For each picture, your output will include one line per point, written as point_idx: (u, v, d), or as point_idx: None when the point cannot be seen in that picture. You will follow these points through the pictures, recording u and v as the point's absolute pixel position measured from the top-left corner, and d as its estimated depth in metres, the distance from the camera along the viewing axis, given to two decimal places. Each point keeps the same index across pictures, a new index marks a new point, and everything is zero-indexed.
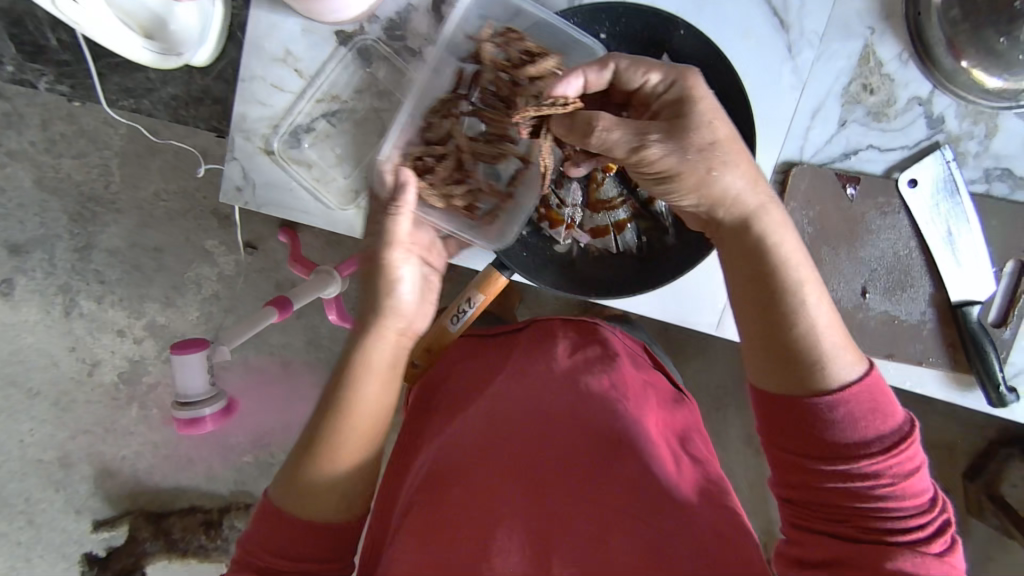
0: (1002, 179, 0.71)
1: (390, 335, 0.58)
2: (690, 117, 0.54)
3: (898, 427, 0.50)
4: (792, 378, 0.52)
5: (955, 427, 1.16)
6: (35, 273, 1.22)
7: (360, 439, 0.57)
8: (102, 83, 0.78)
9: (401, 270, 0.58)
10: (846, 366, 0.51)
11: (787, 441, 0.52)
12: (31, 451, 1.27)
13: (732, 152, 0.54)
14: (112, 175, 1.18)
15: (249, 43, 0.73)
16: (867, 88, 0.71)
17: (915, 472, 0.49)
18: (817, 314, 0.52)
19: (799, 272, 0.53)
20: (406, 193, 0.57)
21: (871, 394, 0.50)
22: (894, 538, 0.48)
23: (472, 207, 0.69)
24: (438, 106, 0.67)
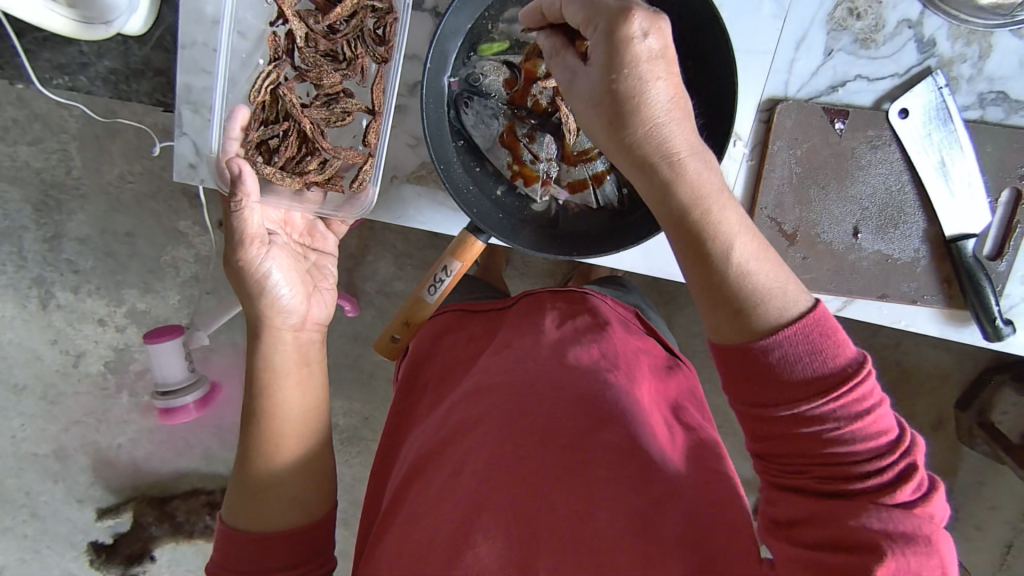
0: (997, 103, 0.68)
1: (285, 334, 0.60)
2: (621, 53, 0.43)
3: (844, 365, 0.44)
4: (723, 328, 0.47)
5: (952, 358, 1.15)
6: (5, 267, 1.17)
7: (287, 439, 0.59)
8: (31, 62, 0.72)
9: (264, 265, 0.57)
10: (782, 307, 0.46)
11: (737, 385, 0.47)
12: (26, 446, 1.25)
13: (671, 82, 0.44)
14: (72, 159, 1.11)
15: (185, 5, 0.67)
16: (853, 13, 0.66)
17: (872, 409, 0.44)
18: (746, 257, 0.46)
19: (732, 212, 0.46)
20: (244, 182, 0.52)
21: (810, 333, 0.45)
22: (855, 484, 0.43)
23: (335, 178, 0.65)
24: (260, 81, 0.62)
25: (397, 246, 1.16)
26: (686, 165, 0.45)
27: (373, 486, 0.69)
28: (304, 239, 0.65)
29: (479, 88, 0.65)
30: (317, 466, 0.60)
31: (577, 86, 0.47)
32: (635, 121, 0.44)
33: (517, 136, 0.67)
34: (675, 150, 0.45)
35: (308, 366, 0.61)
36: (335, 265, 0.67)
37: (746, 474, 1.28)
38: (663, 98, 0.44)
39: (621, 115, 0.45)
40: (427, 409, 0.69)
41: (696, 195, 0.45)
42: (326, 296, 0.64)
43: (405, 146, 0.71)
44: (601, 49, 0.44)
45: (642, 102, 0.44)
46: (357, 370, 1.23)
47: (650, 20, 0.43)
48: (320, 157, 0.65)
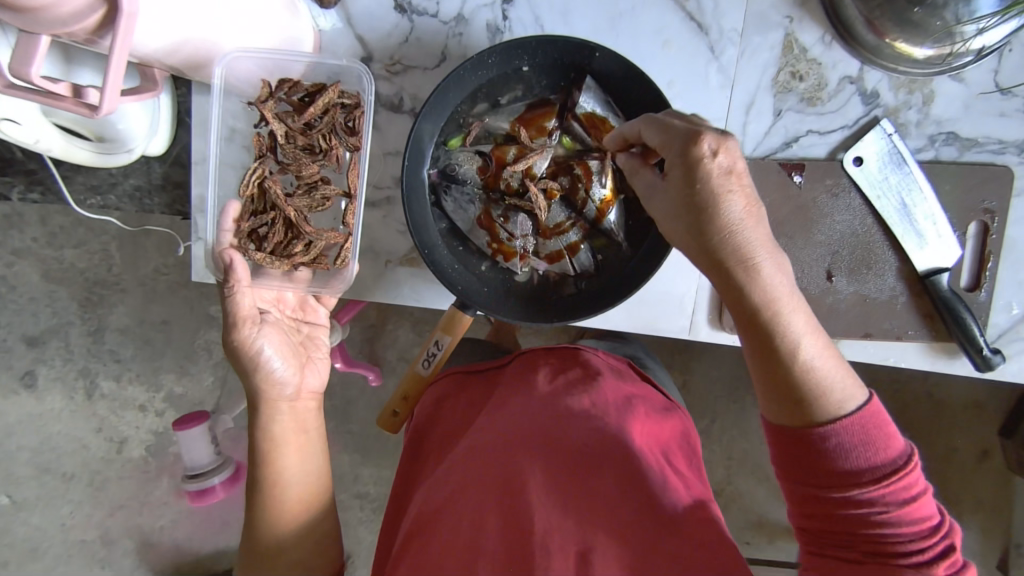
0: (948, 143, 0.71)
1: (282, 406, 0.64)
2: (700, 173, 0.49)
3: (894, 457, 0.50)
4: (788, 414, 0.53)
5: (980, 386, 1.13)
6: (53, 362, 1.26)
7: (290, 504, 0.64)
8: (68, 186, 0.82)
9: (258, 346, 0.61)
10: (841, 399, 0.52)
11: (794, 469, 0.54)
12: (74, 532, 1.31)
13: (746, 196, 0.50)
14: (113, 258, 1.22)
15: (197, 128, 0.76)
16: (796, 76, 0.71)
17: (918, 494, 0.50)
18: (813, 353, 0.52)
19: (801, 312, 0.51)
20: (235, 270, 0.59)
21: (865, 426, 0.51)
22: (899, 558, 0.49)
23: (320, 258, 0.70)
24: (248, 177, 0.68)
25: (413, 314, 1.22)
26: (763, 270, 0.50)
27: (380, 549, 0.72)
28: (296, 314, 0.71)
29: (456, 177, 0.72)
30: (319, 528, 0.65)
31: (657, 202, 0.53)
32: (715, 233, 0.50)
33: (493, 218, 0.72)
34: (753, 257, 0.50)
35: (306, 433, 0.66)
36: (327, 335, 0.72)
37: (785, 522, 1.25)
38: (737, 209, 0.49)
39: (703, 227, 0.50)
40: (430, 469, 0.72)
41: (770, 300, 0.50)
42: (321, 366, 0.69)
43: (396, 232, 0.77)
44: (679, 167, 0.50)
45: (721, 214, 0.49)
46: (383, 439, 1.27)
47: (720, 143, 0.49)
48: (305, 241, 0.69)
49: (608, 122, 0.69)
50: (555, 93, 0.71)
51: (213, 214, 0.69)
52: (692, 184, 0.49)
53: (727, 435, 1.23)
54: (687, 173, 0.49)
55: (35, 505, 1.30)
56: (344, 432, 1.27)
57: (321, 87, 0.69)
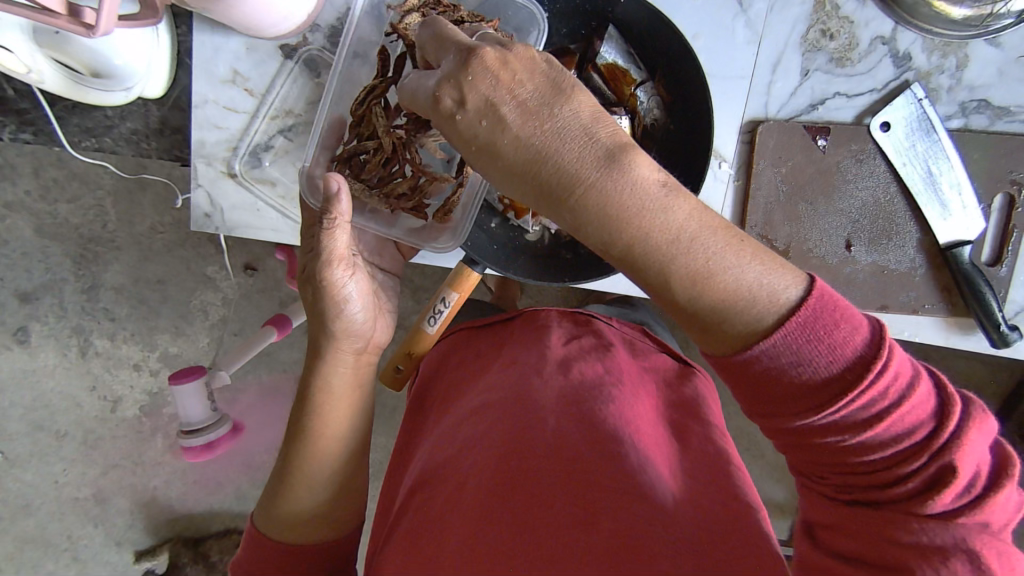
0: (979, 110, 0.69)
1: (349, 356, 0.61)
2: (443, 119, 0.44)
3: (842, 371, 0.40)
4: (709, 343, 0.43)
5: (981, 368, 1.11)
6: (46, 319, 1.23)
7: (333, 458, 0.61)
8: (62, 127, 0.79)
9: (346, 288, 0.57)
10: (759, 310, 0.41)
11: (746, 405, 0.44)
12: (66, 490, 1.30)
13: (498, 122, 0.42)
14: (107, 214, 1.18)
15: (197, 68, 0.73)
16: (827, 34, 0.69)
17: (893, 409, 0.39)
18: (712, 252, 0.41)
19: (679, 204, 0.41)
20: (339, 203, 0.51)
21: (806, 327, 0.40)
22: (891, 492, 0.39)
23: (421, 207, 0.68)
24: (362, 96, 0.65)
25: (414, 280, 1.18)
26: (590, 182, 0.40)
27: (382, 504, 0.69)
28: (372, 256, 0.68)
29: None
30: (353, 486, 0.62)
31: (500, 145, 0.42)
32: (502, 157, 0.42)
33: None
34: (573, 172, 0.41)
35: (361, 387, 0.63)
36: (394, 285, 0.69)
37: (778, 498, 1.24)
38: (586, 145, 0.40)
39: (491, 150, 0.43)
40: (432, 421, 0.70)
41: (605, 216, 0.40)
42: (387, 318, 0.65)
43: None
44: (423, 102, 0.45)
45: (521, 157, 0.42)
46: (380, 405, 1.24)
47: (458, 80, 0.43)
48: (410, 181, 0.66)
49: (630, 73, 0.69)
50: (575, 43, 0.70)
51: (318, 138, 0.67)
52: (446, 113, 0.43)
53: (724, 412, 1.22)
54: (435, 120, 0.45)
55: (28, 462, 1.29)
56: None
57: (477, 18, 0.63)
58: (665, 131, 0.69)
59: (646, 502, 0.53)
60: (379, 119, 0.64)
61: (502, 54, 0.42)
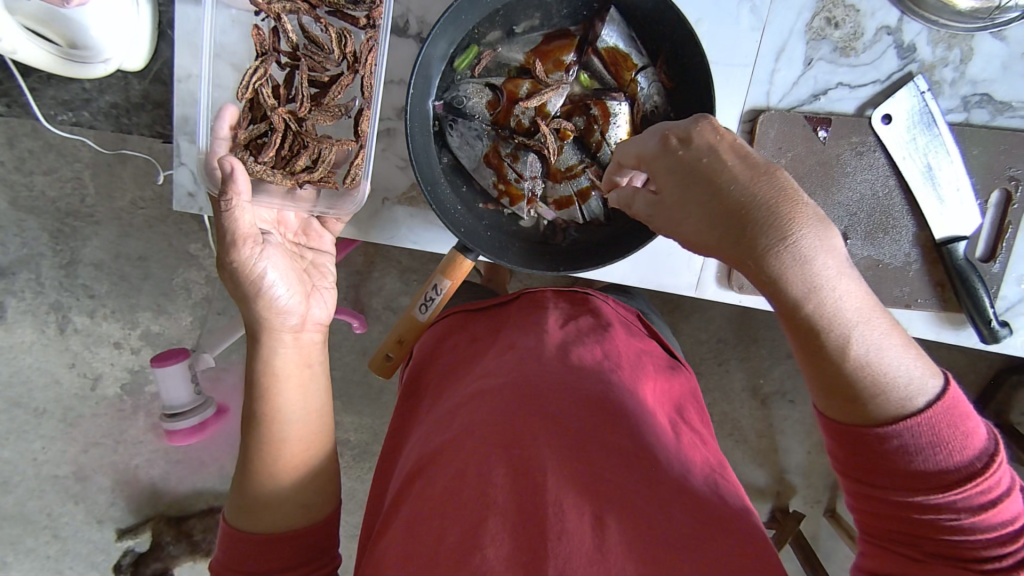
0: (981, 105, 0.68)
1: (286, 335, 0.60)
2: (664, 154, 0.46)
3: (971, 459, 0.42)
4: (844, 411, 0.44)
5: (964, 359, 1.12)
6: (23, 294, 1.20)
7: (290, 444, 0.59)
8: (38, 99, 0.76)
9: (259, 267, 0.56)
10: (906, 394, 0.43)
11: (849, 467, 0.46)
12: (46, 468, 1.28)
13: (717, 163, 0.43)
14: (86, 187, 1.14)
15: (180, 41, 0.70)
16: (832, 22, 0.67)
17: (998, 498, 0.41)
18: (882, 338, 0.42)
19: (855, 289, 0.42)
20: (235, 181, 0.52)
21: (937, 424, 0.42)
22: (976, 567, 0.41)
23: (327, 176, 0.68)
24: (248, 78, 0.66)
25: (402, 261, 1.16)
26: (802, 248, 0.40)
27: (374, 490, 0.69)
28: (300, 238, 0.66)
29: (463, 110, 0.69)
30: (323, 472, 0.61)
31: (716, 182, 0.43)
32: (713, 202, 0.43)
33: (502, 156, 0.70)
34: (786, 231, 0.40)
35: (310, 367, 0.62)
36: (333, 264, 0.68)
37: (760, 482, 1.25)
38: (783, 205, 0.41)
39: (703, 189, 0.43)
40: (426, 408, 0.69)
41: (803, 282, 0.41)
42: (326, 296, 0.64)
43: (395, 168, 0.75)
44: (649, 146, 0.47)
45: (727, 196, 0.42)
46: (366, 386, 1.23)
47: (688, 127, 0.46)
48: (312, 152, 0.68)
49: (630, 59, 0.68)
50: (575, 25, 0.68)
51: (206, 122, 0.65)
52: (669, 150, 0.46)
53: (710, 398, 1.22)
54: (657, 163, 0.46)
55: (6, 439, 1.27)
56: None
57: None
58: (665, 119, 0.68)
59: (653, 496, 0.54)
60: (265, 98, 0.66)
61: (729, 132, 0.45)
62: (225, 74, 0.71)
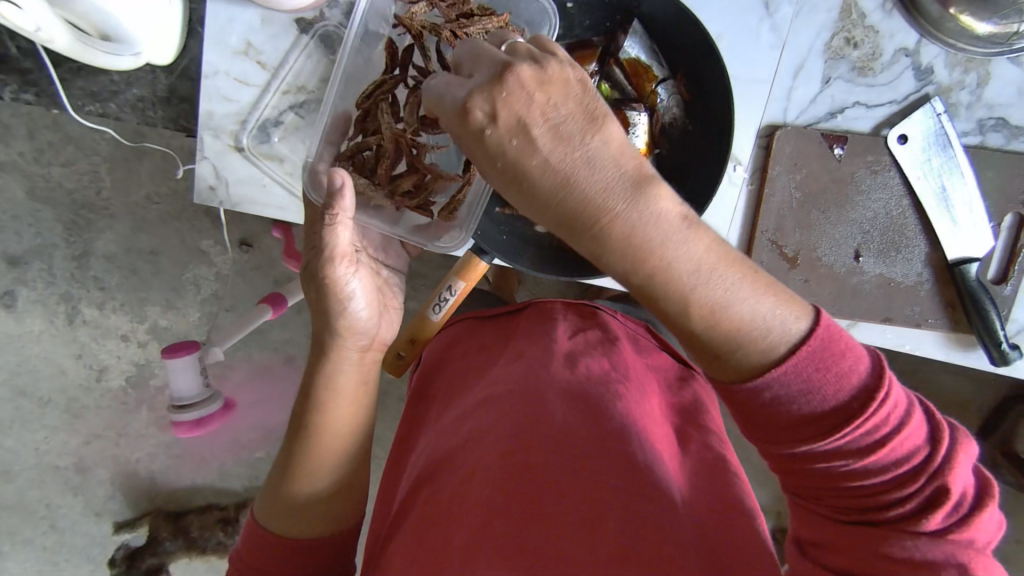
0: (996, 129, 0.69)
1: (353, 353, 0.59)
2: (470, 132, 0.41)
3: (846, 400, 0.41)
4: (713, 369, 0.44)
5: (970, 384, 1.12)
6: (35, 284, 1.21)
7: (333, 454, 0.59)
8: (65, 89, 0.77)
9: (349, 286, 0.56)
10: (767, 345, 0.42)
11: (746, 428, 0.45)
12: (48, 458, 1.28)
13: (529, 143, 0.40)
14: (103, 181, 1.16)
15: (210, 38, 0.71)
16: (850, 42, 0.68)
17: (890, 436, 0.40)
18: (728, 290, 0.41)
19: (696, 241, 0.41)
20: (343, 198, 0.51)
21: (806, 369, 0.41)
22: (882, 513, 0.40)
23: (426, 205, 0.67)
24: (371, 91, 0.64)
25: (412, 265, 1.17)
26: (622, 223, 0.40)
27: (383, 492, 0.69)
28: (377, 253, 0.67)
29: None
30: (355, 485, 0.61)
31: (533, 172, 0.40)
32: (534, 182, 0.40)
33: None
34: (604, 206, 0.40)
35: (366, 385, 0.62)
36: (401, 286, 0.68)
37: (762, 501, 1.24)
38: (598, 179, 0.40)
39: (519, 175, 0.40)
40: (434, 413, 0.70)
41: (631, 257, 0.40)
42: (394, 316, 0.64)
43: None
44: (451, 114, 0.42)
45: (546, 181, 0.40)
46: None
47: (497, 89, 0.40)
48: (416, 178, 0.65)
49: (652, 70, 0.68)
50: (597, 36, 0.70)
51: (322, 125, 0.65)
52: (476, 128, 0.41)
53: None
54: (474, 146, 0.41)
55: (9, 427, 1.27)
56: None
57: (488, 12, 0.64)
58: (684, 131, 0.69)
59: (658, 501, 0.54)
60: (383, 115, 0.63)
61: (537, 73, 0.40)
62: (252, 70, 0.72)
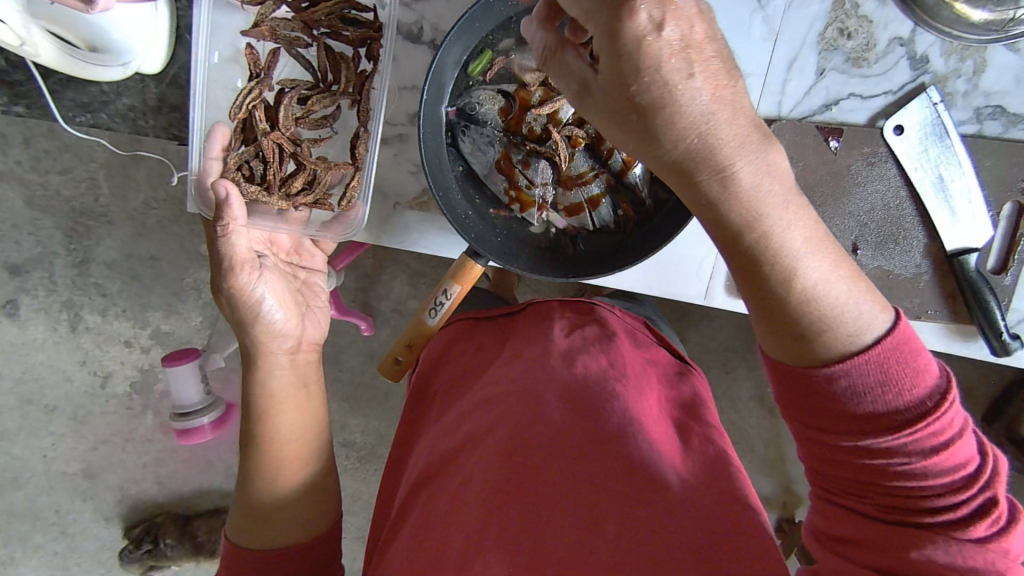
0: (994, 117, 0.68)
1: (281, 356, 0.62)
2: (625, 41, 0.36)
3: (922, 398, 0.42)
4: (783, 346, 0.45)
5: (973, 370, 1.12)
6: (36, 292, 1.21)
7: (286, 461, 0.61)
8: (56, 101, 0.77)
9: (257, 293, 0.58)
10: (855, 329, 0.43)
11: (800, 413, 0.46)
12: (55, 465, 1.29)
13: (687, 71, 0.37)
14: (100, 188, 1.16)
15: None
16: (844, 33, 0.68)
17: (949, 443, 0.42)
18: (825, 269, 0.43)
19: (802, 221, 0.42)
20: (231, 208, 0.53)
21: (887, 359, 0.43)
22: (927, 518, 0.41)
23: (324, 198, 0.69)
24: (240, 99, 0.66)
25: (411, 265, 1.16)
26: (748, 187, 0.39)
27: (382, 497, 0.69)
28: (293, 258, 0.70)
29: (476, 116, 0.70)
30: (319, 489, 0.62)
31: (686, 106, 0.37)
32: (665, 120, 0.38)
33: (513, 163, 0.72)
34: (729, 161, 0.39)
35: (305, 386, 0.63)
36: (323, 282, 0.72)
37: (767, 492, 1.24)
38: (741, 134, 0.38)
39: (665, 110, 0.38)
40: (434, 414, 0.70)
41: (747, 221, 0.40)
42: (318, 315, 0.67)
43: (407, 173, 0.76)
44: (603, 18, 0.36)
45: (691, 123, 0.38)
46: (373, 389, 1.23)
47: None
48: (306, 176, 0.69)
49: None
50: None
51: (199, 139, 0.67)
52: (635, 38, 0.36)
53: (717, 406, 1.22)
54: (625, 59, 0.36)
55: (16, 435, 1.28)
56: (333, 379, 1.23)
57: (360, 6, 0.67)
58: None
59: (658, 497, 0.54)
60: (258, 120, 0.67)
61: (700, 3, 0.37)
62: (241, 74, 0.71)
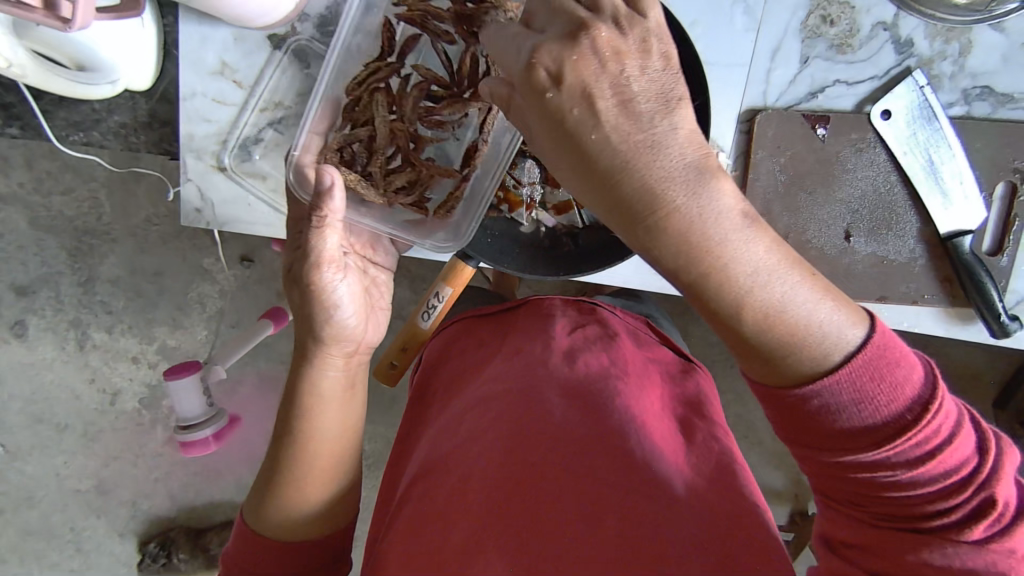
0: (982, 98, 0.67)
1: (338, 358, 0.59)
2: (535, 89, 0.40)
3: (900, 412, 0.40)
4: (758, 371, 0.42)
5: (981, 355, 1.10)
6: (44, 311, 1.23)
7: (321, 459, 0.59)
8: (49, 121, 0.78)
9: (335, 291, 0.56)
10: (822, 351, 0.40)
11: (783, 428, 0.44)
12: (68, 483, 1.30)
13: (592, 110, 0.39)
14: (102, 206, 1.17)
15: (185, 61, 0.72)
16: (827, 20, 0.67)
17: (940, 450, 0.39)
18: (786, 291, 0.39)
19: (755, 241, 0.39)
20: (332, 198, 0.51)
21: (860, 377, 0.40)
22: (925, 523, 0.39)
23: (421, 201, 0.70)
24: (365, 78, 0.66)
25: (411, 270, 1.17)
26: (676, 208, 0.38)
27: (382, 498, 0.69)
28: (365, 252, 0.65)
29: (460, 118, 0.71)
30: (348, 491, 0.61)
31: (592, 140, 0.39)
32: (583, 153, 0.40)
33: None
34: (651, 182, 0.38)
35: (353, 388, 0.61)
36: (390, 282, 0.67)
37: (777, 485, 1.23)
38: (660, 157, 0.38)
39: (576, 144, 0.40)
40: (432, 418, 0.69)
41: (683, 246, 0.38)
42: (380, 316, 0.63)
43: None
44: (517, 72, 0.41)
45: (602, 154, 0.39)
46: (379, 395, 1.24)
47: (564, 49, 0.40)
48: (410, 175, 0.68)
49: None
50: None
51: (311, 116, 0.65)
52: (541, 88, 0.40)
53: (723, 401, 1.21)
54: (539, 105, 0.40)
55: (29, 454, 1.29)
56: None
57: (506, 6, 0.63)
58: None
59: (661, 498, 0.53)
60: (379, 105, 0.66)
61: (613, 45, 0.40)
62: (228, 87, 0.72)
